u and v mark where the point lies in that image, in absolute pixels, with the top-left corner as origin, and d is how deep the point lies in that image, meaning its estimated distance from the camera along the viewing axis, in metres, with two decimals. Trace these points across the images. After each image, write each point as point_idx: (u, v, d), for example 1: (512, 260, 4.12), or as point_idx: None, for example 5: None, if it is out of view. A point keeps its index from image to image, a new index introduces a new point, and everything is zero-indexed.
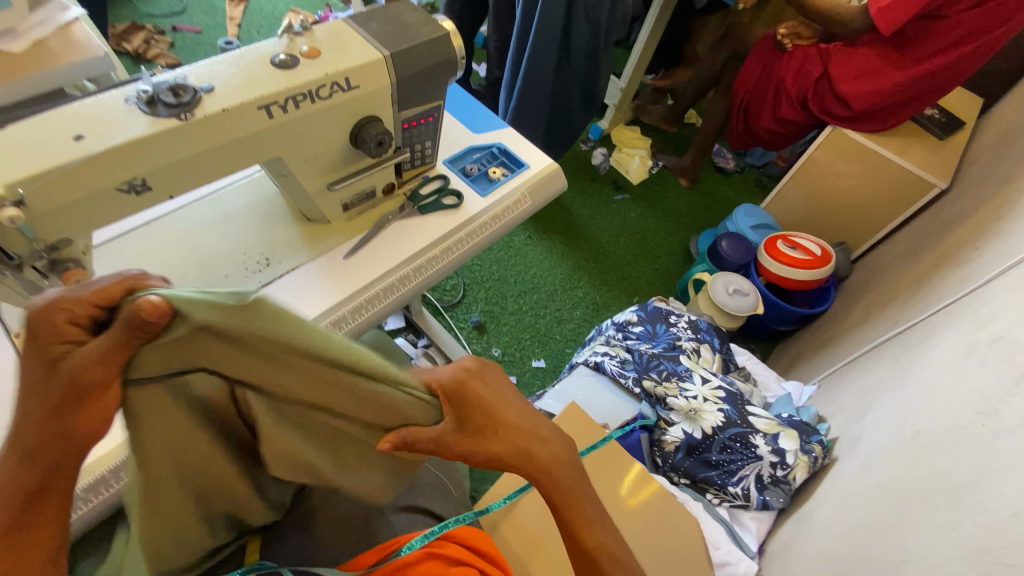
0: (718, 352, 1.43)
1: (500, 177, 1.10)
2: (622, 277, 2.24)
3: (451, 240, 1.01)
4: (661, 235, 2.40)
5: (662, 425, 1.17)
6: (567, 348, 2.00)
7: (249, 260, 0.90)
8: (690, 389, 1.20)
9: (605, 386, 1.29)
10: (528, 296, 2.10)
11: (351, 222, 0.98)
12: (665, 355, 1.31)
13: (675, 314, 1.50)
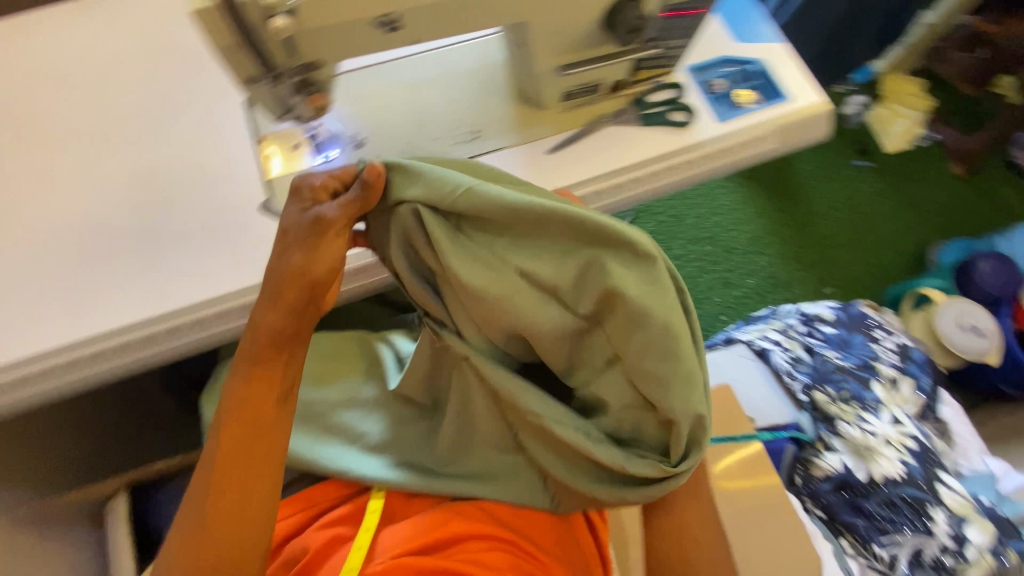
0: (922, 393, 1.17)
1: (747, 104, 0.91)
2: (821, 259, 1.89)
3: (665, 166, 0.88)
4: (894, 226, 1.94)
5: (818, 446, 1.02)
6: (723, 315, 1.81)
7: (460, 128, 0.88)
8: (872, 423, 1.01)
9: (764, 378, 1.14)
10: (702, 244, 1.89)
11: (565, 114, 0.90)
12: (854, 373, 1.10)
13: (884, 329, 1.26)
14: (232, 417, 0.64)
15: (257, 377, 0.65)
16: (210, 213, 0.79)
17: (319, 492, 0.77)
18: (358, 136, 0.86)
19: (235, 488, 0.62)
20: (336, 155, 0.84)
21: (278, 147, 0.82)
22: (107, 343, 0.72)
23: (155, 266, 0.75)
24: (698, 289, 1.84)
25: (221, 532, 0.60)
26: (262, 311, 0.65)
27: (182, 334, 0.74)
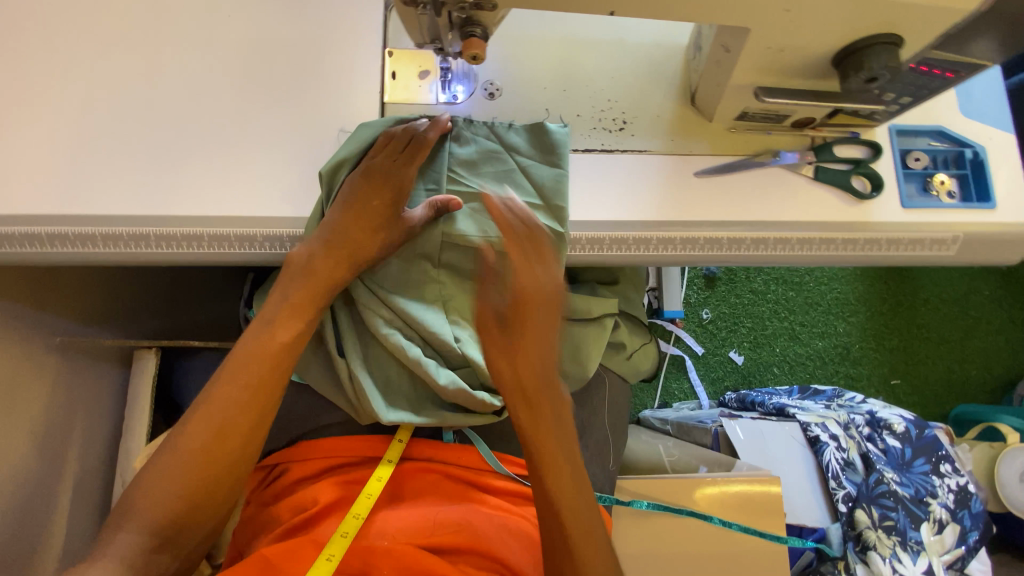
0: (962, 547, 1.05)
1: (941, 196, 0.76)
2: (903, 348, 1.72)
3: (822, 237, 0.74)
4: (998, 342, 1.73)
5: (838, 565, 0.98)
6: (776, 367, 1.69)
7: (607, 112, 0.75)
8: (904, 567, 0.95)
9: (804, 467, 1.06)
10: (785, 287, 1.73)
11: (730, 135, 0.76)
12: (906, 504, 1.00)
13: (951, 464, 1.11)
14: (239, 366, 0.64)
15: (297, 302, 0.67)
16: (317, 122, 0.71)
17: (333, 445, 0.70)
18: (493, 85, 0.74)
19: (221, 436, 0.62)
20: (464, 98, 0.74)
21: (406, 70, 0.74)
22: (179, 230, 0.67)
23: (246, 162, 0.69)
24: (762, 333, 1.71)
25: (204, 469, 0.60)
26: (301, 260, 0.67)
27: (252, 245, 0.69)
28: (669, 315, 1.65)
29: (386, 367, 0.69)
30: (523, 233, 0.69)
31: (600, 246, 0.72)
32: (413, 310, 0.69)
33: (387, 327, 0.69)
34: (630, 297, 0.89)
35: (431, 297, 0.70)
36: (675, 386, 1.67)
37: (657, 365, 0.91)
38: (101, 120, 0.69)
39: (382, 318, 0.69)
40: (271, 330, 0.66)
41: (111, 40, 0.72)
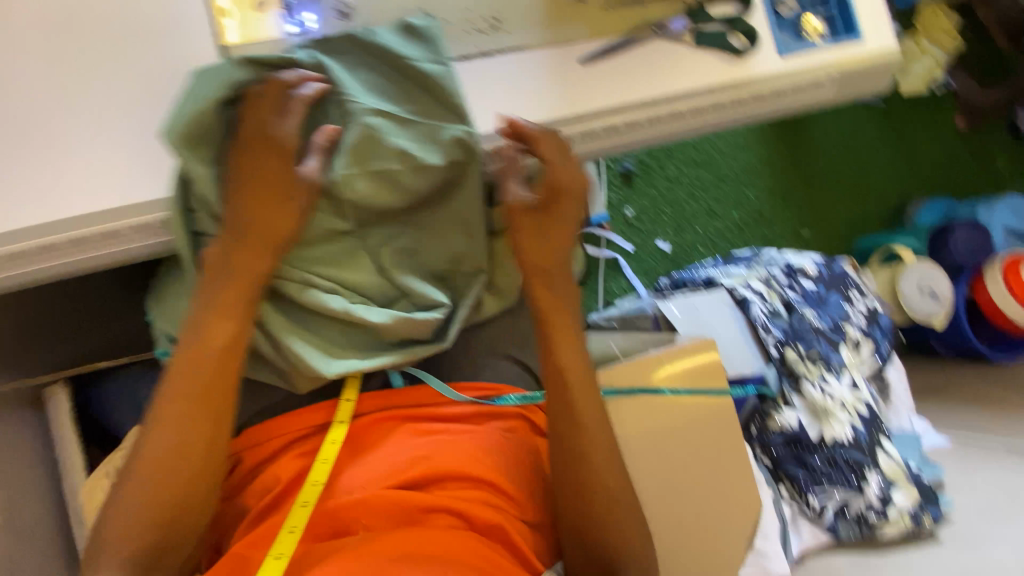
0: (878, 357, 1.20)
1: (813, 38, 0.77)
2: (808, 200, 1.85)
3: (712, 102, 0.75)
4: (885, 175, 1.89)
5: (779, 401, 1.06)
6: (702, 245, 1.78)
7: (477, 13, 0.70)
8: (833, 385, 1.07)
9: (737, 324, 1.13)
10: (697, 168, 1.79)
11: (606, 15, 0.73)
12: (825, 335, 1.13)
13: (857, 290, 1.25)
14: (184, 378, 0.56)
15: (229, 296, 0.57)
16: (155, 85, 0.62)
17: (280, 423, 0.68)
18: (344, 4, 0.67)
19: (181, 449, 0.54)
20: (316, 25, 0.66)
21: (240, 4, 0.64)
22: (28, 241, 0.59)
23: (84, 148, 0.60)
24: (684, 216, 1.78)
25: (178, 486, 0.54)
26: (223, 257, 0.58)
27: (120, 241, 0.62)
28: (596, 220, 1.68)
29: (313, 326, 0.64)
30: (423, 146, 0.62)
31: (502, 158, 0.69)
32: (325, 265, 0.63)
33: (299, 287, 0.62)
34: None
35: (337, 243, 0.63)
36: (615, 286, 1.72)
37: (585, 266, 0.92)
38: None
39: (294, 282, 0.62)
40: (204, 332, 0.56)
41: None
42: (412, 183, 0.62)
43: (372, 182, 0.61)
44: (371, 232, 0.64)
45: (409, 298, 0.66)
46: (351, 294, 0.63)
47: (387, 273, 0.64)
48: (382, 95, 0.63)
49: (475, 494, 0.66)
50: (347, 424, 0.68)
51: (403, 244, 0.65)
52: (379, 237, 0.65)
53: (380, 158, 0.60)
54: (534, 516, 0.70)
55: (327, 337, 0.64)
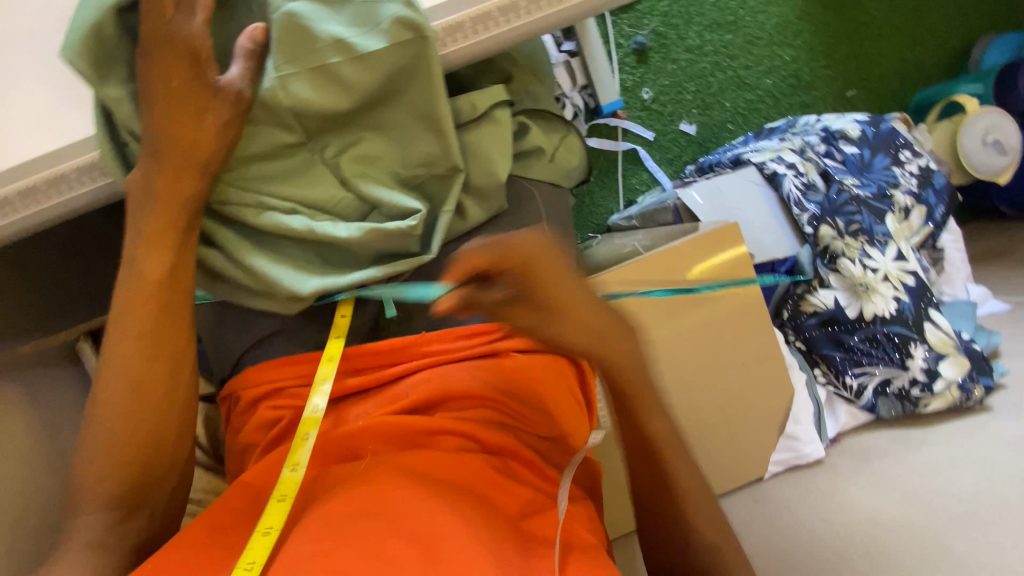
0: (931, 224, 1.07)
1: None
2: (851, 54, 1.60)
3: None
4: (949, 10, 1.60)
5: (812, 282, 0.98)
6: (729, 123, 1.60)
7: None
8: (875, 259, 0.97)
9: (765, 204, 1.03)
10: (720, 32, 1.56)
11: None
12: (869, 204, 1.00)
13: (909, 149, 1.09)
14: (126, 316, 0.54)
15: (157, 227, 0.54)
16: None
17: (282, 357, 0.67)
18: None
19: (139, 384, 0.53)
20: None
21: None
22: None
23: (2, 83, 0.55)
24: (706, 92, 1.59)
25: (143, 420, 0.53)
26: (148, 188, 0.53)
27: (71, 187, 0.57)
28: (608, 109, 1.53)
29: (284, 250, 0.62)
30: (355, 30, 0.54)
31: (467, 32, 0.59)
32: (284, 184, 0.60)
33: (257, 211, 0.59)
34: (535, 92, 0.77)
35: (292, 158, 0.59)
36: (635, 181, 1.60)
37: (584, 158, 0.83)
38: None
39: (251, 207, 0.59)
40: (135, 268, 0.54)
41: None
42: (356, 79, 0.55)
43: (312, 84, 0.54)
44: (327, 143, 0.60)
45: (379, 210, 0.63)
46: (318, 213, 0.61)
47: (350, 185, 0.61)
48: None
49: (481, 411, 0.64)
50: (339, 357, 0.67)
51: (364, 153, 0.61)
52: (336, 149, 0.60)
53: (315, 53, 0.53)
54: (547, 428, 0.66)
55: (299, 258, 0.62)
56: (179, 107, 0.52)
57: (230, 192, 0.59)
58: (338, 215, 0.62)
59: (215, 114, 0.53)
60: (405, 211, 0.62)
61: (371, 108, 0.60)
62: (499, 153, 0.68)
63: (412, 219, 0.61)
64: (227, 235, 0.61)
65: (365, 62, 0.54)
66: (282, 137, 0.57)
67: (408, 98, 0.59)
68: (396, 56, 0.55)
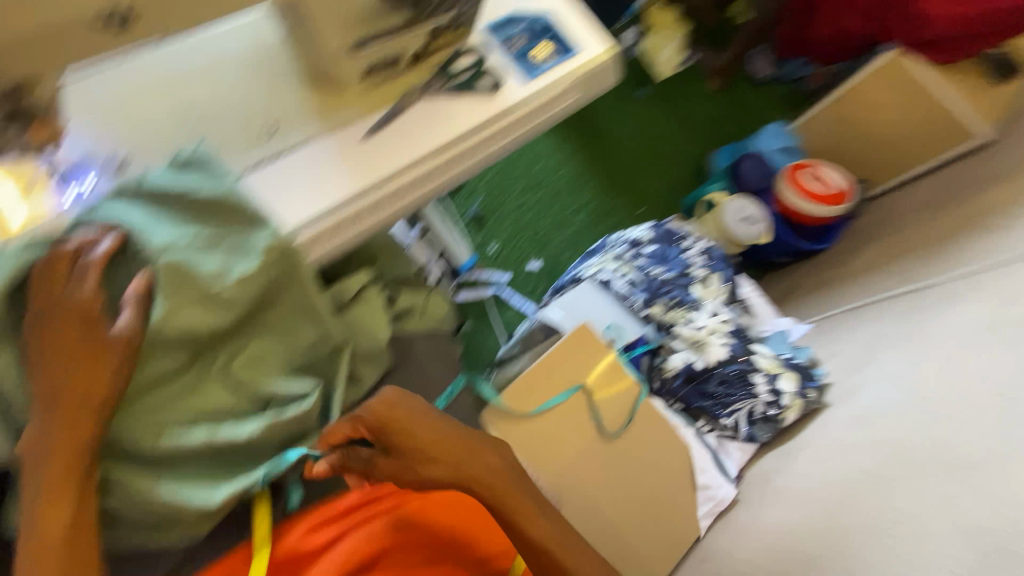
0: (728, 283, 1.38)
1: (544, 61, 0.93)
2: (629, 184, 2.11)
3: (485, 135, 0.87)
4: (681, 142, 2.22)
5: (664, 352, 1.19)
6: (565, 252, 1.94)
7: (250, 126, 0.76)
8: (697, 319, 1.21)
9: (609, 304, 1.27)
10: (532, 191, 1.97)
11: (370, 93, 0.83)
12: (677, 282, 1.29)
13: (689, 237, 1.44)
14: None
15: (55, 484, 0.56)
16: None
17: None
18: (119, 155, 0.71)
19: None
20: (96, 185, 0.69)
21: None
22: None
23: None
24: (539, 235, 1.93)
25: None
26: (42, 446, 0.57)
27: None
28: (465, 268, 1.78)
29: (186, 466, 0.64)
30: (227, 263, 0.64)
31: (323, 240, 0.76)
32: (178, 404, 0.64)
33: (156, 438, 0.62)
34: (397, 266, 0.94)
35: (182, 378, 0.65)
36: (507, 317, 1.81)
37: (452, 306, 0.96)
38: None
39: (148, 433, 0.62)
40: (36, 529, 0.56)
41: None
42: (236, 297, 0.64)
43: (195, 311, 0.63)
44: (216, 355, 0.67)
45: (275, 401, 0.69)
46: (218, 420, 0.66)
47: (243, 387, 0.67)
48: (179, 224, 0.65)
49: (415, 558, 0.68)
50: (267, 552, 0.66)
51: (253, 355, 0.68)
52: (225, 357, 0.67)
53: (196, 286, 0.62)
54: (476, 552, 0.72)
55: (205, 468, 0.65)
56: (73, 361, 0.58)
57: (126, 428, 0.62)
58: (235, 416, 0.67)
59: (105, 359, 0.59)
60: (301, 396, 0.69)
61: (255, 316, 0.69)
62: (379, 322, 0.80)
63: (309, 399, 0.68)
64: (125, 467, 0.62)
65: (242, 282, 0.64)
66: (173, 362, 0.64)
67: (285, 300, 0.69)
68: (269, 271, 0.66)
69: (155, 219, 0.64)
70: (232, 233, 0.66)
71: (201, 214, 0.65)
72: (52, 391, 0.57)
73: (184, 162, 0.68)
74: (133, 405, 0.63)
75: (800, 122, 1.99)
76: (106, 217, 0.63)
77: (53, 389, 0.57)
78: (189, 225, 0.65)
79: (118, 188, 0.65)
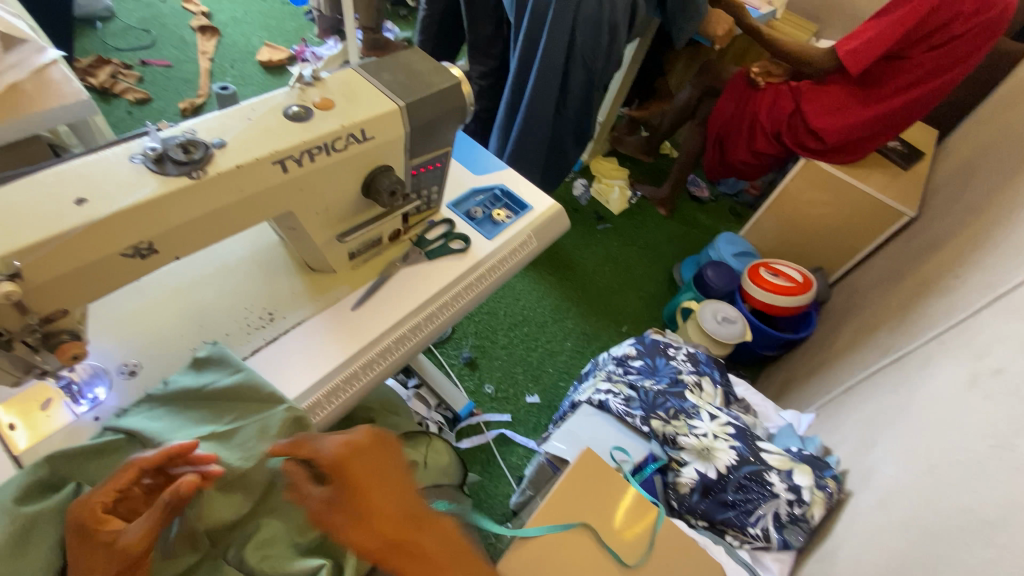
0: (720, 385, 1.42)
1: (504, 220, 1.08)
2: (608, 306, 2.23)
3: (459, 288, 0.98)
4: (646, 261, 2.40)
5: (674, 466, 1.16)
6: (560, 381, 1.97)
7: (251, 316, 0.85)
8: (699, 426, 1.21)
9: (610, 426, 1.27)
10: (518, 328, 2.07)
11: (357, 270, 0.95)
12: (670, 392, 1.31)
13: (672, 346, 1.51)
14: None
15: None
16: None
17: None
18: (129, 363, 0.76)
19: None
20: (107, 392, 0.74)
21: (24, 411, 0.71)
22: None
23: None
24: (531, 369, 1.98)
25: None
26: None
27: None
28: (464, 413, 1.76)
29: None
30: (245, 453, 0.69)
31: (321, 406, 0.81)
32: None
33: None
34: (394, 421, 0.98)
35: (200, 572, 0.67)
36: (515, 459, 1.77)
37: (452, 452, 1.03)
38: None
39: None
40: None
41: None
42: (249, 480, 0.68)
43: (211, 502, 0.67)
44: (229, 544, 0.70)
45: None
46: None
47: (254, 572, 0.68)
48: (194, 421, 0.70)
49: None
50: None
51: (267, 537, 0.70)
52: (237, 545, 0.70)
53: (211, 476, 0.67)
54: None
55: None
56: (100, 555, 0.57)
57: None
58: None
59: (121, 559, 0.57)
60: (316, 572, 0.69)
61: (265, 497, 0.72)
62: None
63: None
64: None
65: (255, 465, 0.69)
66: (189, 559, 0.66)
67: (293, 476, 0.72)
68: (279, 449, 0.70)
69: (172, 420, 0.70)
70: (248, 417, 0.70)
71: (214, 410, 0.71)
72: None
73: (199, 363, 0.74)
74: None
75: (746, 228, 2.20)
76: (123, 427, 0.68)
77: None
78: (203, 421, 0.70)
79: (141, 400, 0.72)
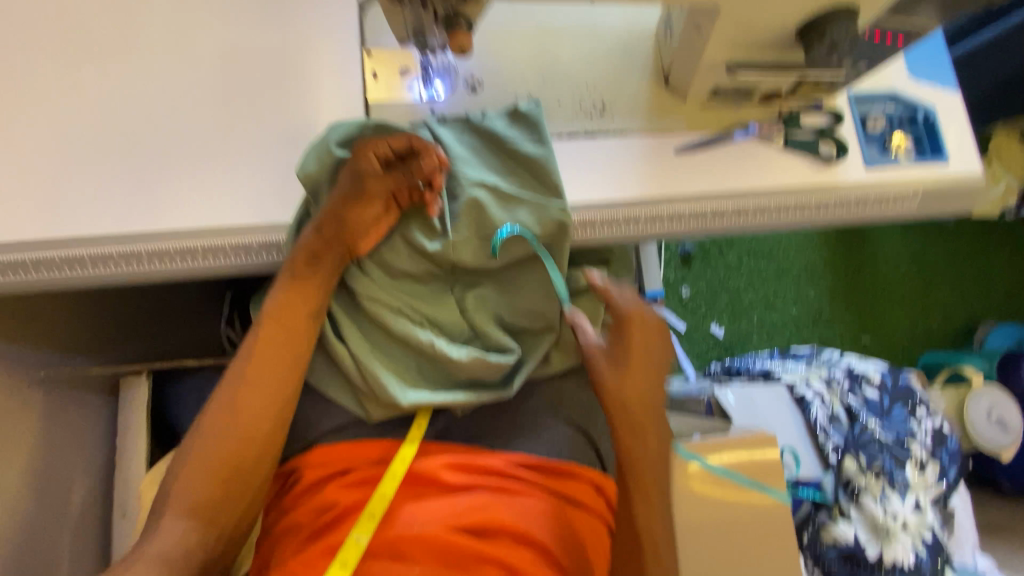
0: (946, 481, 1.13)
1: (901, 155, 0.81)
2: (866, 304, 1.82)
3: (794, 202, 0.79)
4: (954, 291, 1.85)
5: (834, 511, 1.02)
6: (755, 336, 1.76)
7: (585, 98, 0.77)
8: (894, 504, 1.02)
9: (794, 423, 1.11)
10: (755, 259, 1.80)
11: (704, 112, 0.79)
12: (890, 448, 1.07)
13: (926, 406, 1.19)
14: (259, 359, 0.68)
15: (306, 288, 0.69)
16: (300, 126, 0.71)
17: (351, 450, 0.73)
18: (473, 78, 0.76)
19: (243, 430, 0.66)
20: (446, 94, 0.76)
21: (386, 68, 0.75)
22: (171, 244, 0.67)
23: (235, 171, 0.69)
24: (738, 305, 1.77)
25: (234, 447, 0.65)
26: (300, 251, 0.67)
27: (248, 254, 0.69)
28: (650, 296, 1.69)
29: (389, 352, 0.71)
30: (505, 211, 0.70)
31: (593, 227, 0.76)
32: (418, 300, 0.71)
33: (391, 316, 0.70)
34: (620, 276, 0.94)
35: (431, 284, 0.72)
36: None
37: None
38: (66, 133, 0.67)
39: (388, 308, 0.70)
40: (280, 318, 0.69)
41: (72, 55, 0.70)
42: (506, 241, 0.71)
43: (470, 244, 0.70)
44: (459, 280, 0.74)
45: (481, 339, 0.74)
46: (438, 330, 0.72)
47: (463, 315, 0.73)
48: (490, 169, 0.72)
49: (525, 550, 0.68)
50: (406, 464, 0.72)
51: (491, 296, 0.74)
52: (465, 285, 0.74)
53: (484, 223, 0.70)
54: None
55: (406, 365, 0.72)
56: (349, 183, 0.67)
57: (374, 299, 0.70)
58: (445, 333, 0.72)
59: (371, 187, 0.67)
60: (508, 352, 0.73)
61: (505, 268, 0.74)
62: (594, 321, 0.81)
63: (510, 354, 0.72)
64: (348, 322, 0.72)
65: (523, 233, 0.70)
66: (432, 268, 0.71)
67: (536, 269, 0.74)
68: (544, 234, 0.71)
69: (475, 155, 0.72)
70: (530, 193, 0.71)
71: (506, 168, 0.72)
72: (327, 218, 0.67)
73: (517, 114, 0.72)
74: (386, 285, 0.71)
75: None
76: (439, 135, 0.71)
77: (335, 218, 0.67)
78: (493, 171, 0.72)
79: (457, 116, 0.73)
